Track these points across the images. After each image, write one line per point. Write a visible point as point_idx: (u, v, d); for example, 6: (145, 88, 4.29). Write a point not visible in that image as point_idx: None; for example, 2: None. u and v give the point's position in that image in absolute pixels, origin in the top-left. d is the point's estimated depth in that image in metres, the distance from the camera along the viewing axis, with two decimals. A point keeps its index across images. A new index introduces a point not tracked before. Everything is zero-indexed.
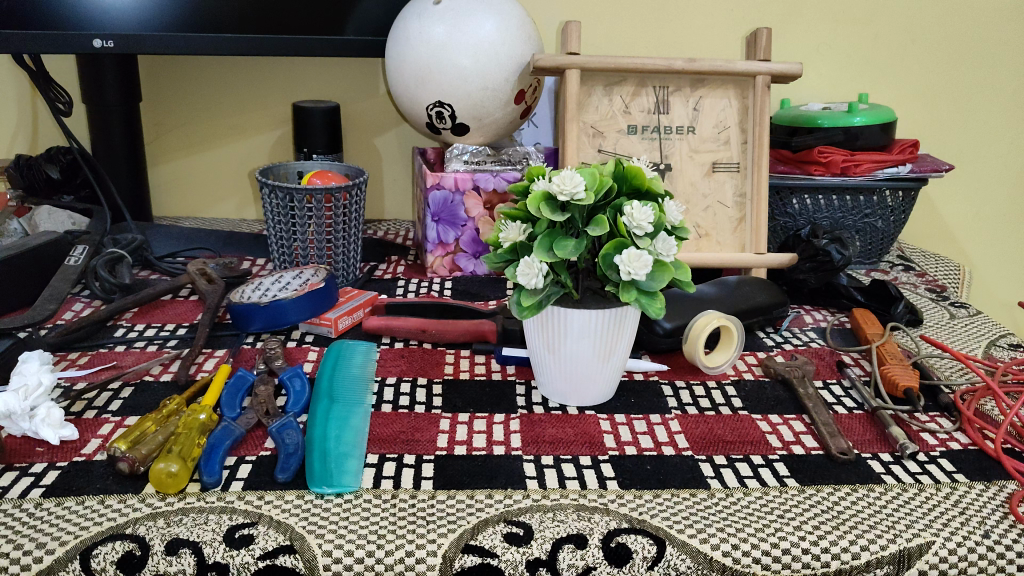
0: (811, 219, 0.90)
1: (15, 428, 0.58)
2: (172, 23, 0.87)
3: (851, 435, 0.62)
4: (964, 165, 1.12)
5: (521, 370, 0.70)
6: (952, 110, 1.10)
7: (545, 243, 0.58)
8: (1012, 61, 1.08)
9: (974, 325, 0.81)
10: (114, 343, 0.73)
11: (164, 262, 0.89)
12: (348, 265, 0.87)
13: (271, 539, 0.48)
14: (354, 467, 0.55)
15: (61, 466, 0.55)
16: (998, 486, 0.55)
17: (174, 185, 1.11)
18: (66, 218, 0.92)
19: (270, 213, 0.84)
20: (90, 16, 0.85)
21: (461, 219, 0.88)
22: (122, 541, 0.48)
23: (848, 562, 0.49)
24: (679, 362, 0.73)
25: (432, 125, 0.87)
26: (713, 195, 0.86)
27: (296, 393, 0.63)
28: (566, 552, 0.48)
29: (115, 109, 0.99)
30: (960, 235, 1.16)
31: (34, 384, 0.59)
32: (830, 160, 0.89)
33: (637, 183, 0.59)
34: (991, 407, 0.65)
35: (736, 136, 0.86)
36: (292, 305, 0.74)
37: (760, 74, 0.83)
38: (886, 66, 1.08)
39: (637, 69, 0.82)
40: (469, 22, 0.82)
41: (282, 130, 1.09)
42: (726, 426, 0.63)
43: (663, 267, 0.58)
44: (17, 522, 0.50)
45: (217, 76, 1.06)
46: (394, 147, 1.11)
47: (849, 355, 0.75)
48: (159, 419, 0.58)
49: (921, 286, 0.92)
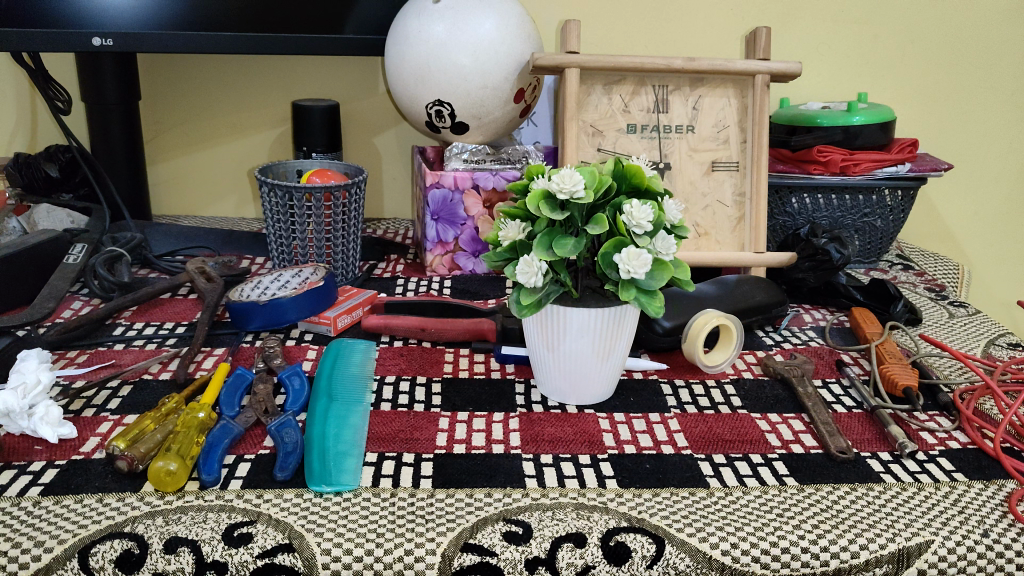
0: (811, 219, 0.90)
1: (13, 426, 0.58)
2: (172, 22, 0.87)
3: (850, 434, 0.62)
4: (963, 164, 1.12)
5: (520, 368, 0.70)
6: (951, 109, 1.10)
7: (545, 242, 0.58)
8: (1011, 60, 1.08)
9: (973, 324, 0.81)
10: (113, 341, 0.73)
11: (163, 261, 0.89)
12: (347, 263, 0.87)
13: (270, 537, 0.48)
14: (353, 465, 0.55)
15: (60, 464, 0.55)
16: (997, 485, 0.55)
17: (173, 183, 1.11)
18: (65, 217, 0.92)
19: (269, 211, 0.84)
20: (90, 15, 0.85)
21: (460, 218, 0.88)
22: (121, 539, 0.48)
23: (847, 560, 0.49)
24: (678, 361, 0.73)
25: (432, 123, 0.87)
26: (713, 194, 0.86)
27: (295, 391, 0.63)
28: (566, 551, 0.48)
29: (115, 108, 0.99)
30: (959, 234, 1.16)
31: (33, 382, 0.59)
32: (830, 159, 0.89)
33: (637, 182, 0.59)
34: (990, 406, 0.65)
35: (735, 136, 0.86)
36: (291, 303, 0.74)
37: (759, 73, 0.83)
38: (885, 65, 1.08)
39: (636, 68, 0.82)
40: (469, 20, 0.81)
41: (281, 128, 1.09)
42: (725, 425, 0.63)
43: (663, 265, 0.58)
44: (16, 520, 0.49)
45: (217, 74, 1.05)
46: (394, 146, 1.11)
47: (849, 354, 0.75)
48: (158, 417, 0.57)
49: (920, 285, 0.92)
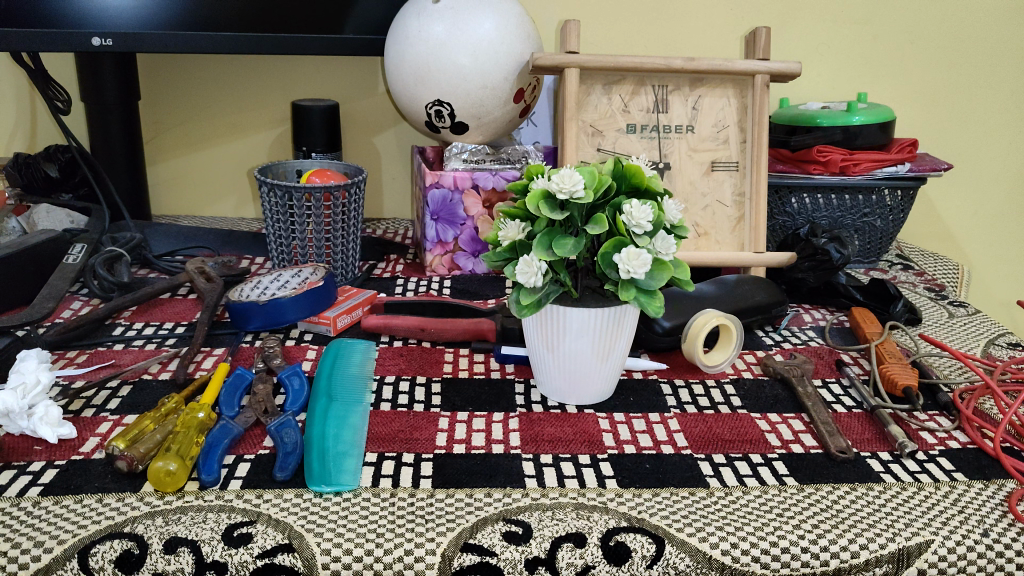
0: (810, 218, 0.90)
1: (12, 426, 0.58)
2: (171, 22, 0.87)
3: (850, 434, 0.62)
4: (963, 164, 1.12)
5: (520, 368, 0.70)
6: (951, 108, 1.10)
7: (544, 242, 0.58)
8: (1011, 60, 1.08)
9: (973, 324, 0.81)
10: (113, 341, 0.73)
11: (162, 260, 0.89)
12: (347, 263, 0.87)
13: (270, 537, 0.48)
14: (353, 465, 0.55)
15: (60, 465, 0.55)
16: (997, 485, 0.55)
17: (173, 184, 1.11)
18: (65, 217, 0.92)
19: (269, 211, 0.84)
20: (90, 15, 0.85)
21: (460, 218, 0.88)
22: (121, 540, 0.48)
23: (847, 560, 0.49)
24: (678, 361, 0.73)
25: (432, 123, 0.87)
26: (713, 194, 0.86)
27: (295, 392, 0.63)
28: (566, 550, 0.48)
29: (115, 108, 0.99)
30: (959, 234, 1.16)
31: (33, 381, 0.59)
32: (830, 159, 0.89)
33: (637, 182, 0.59)
34: (990, 406, 0.65)
35: (735, 136, 0.86)
36: (291, 303, 0.74)
37: (759, 73, 0.83)
38: (884, 65, 1.08)
39: (636, 68, 0.82)
40: (469, 20, 0.81)
41: (281, 128, 1.09)
42: (725, 425, 0.63)
43: (662, 265, 0.58)
44: (15, 520, 0.49)
45: (217, 74, 1.05)
46: (393, 146, 1.11)
47: (848, 354, 0.75)
48: (157, 418, 0.57)
49: (920, 285, 0.92)
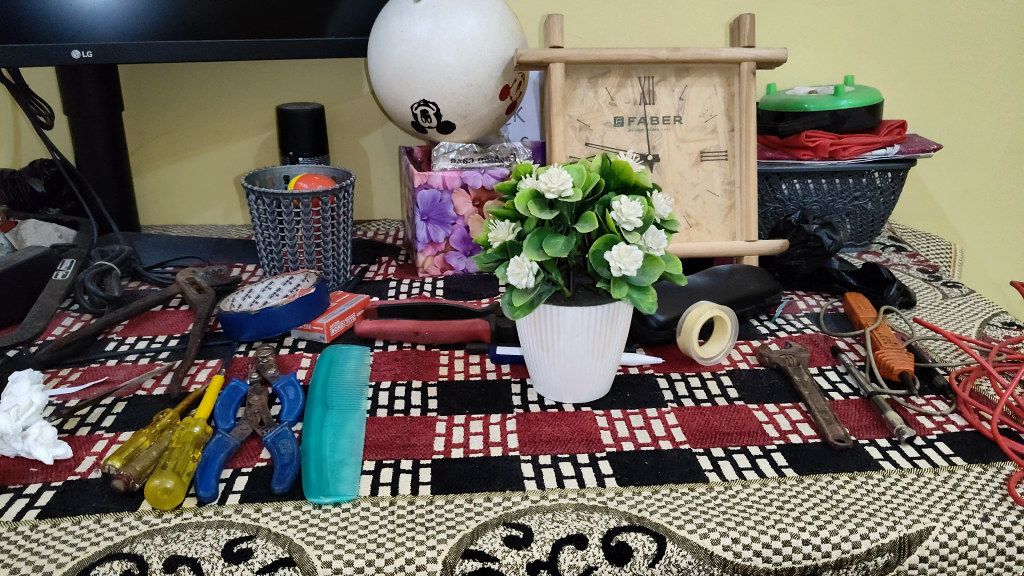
0: (801, 204, 0.90)
1: (8, 449, 0.57)
2: (150, 30, 0.86)
3: (848, 422, 0.62)
4: (952, 143, 1.12)
5: (516, 368, 0.70)
6: (938, 89, 1.10)
7: (534, 242, 0.57)
8: (997, 37, 1.07)
9: (967, 305, 0.81)
10: (106, 357, 0.73)
11: (153, 272, 0.89)
12: (338, 268, 0.87)
13: (270, 552, 0.48)
14: (351, 475, 0.55)
15: (56, 486, 0.55)
16: (996, 468, 0.56)
17: (161, 193, 1.11)
18: (53, 232, 0.91)
19: (258, 220, 0.83)
20: (68, 28, 0.84)
21: (450, 218, 0.87)
22: (120, 560, 0.48)
23: (848, 550, 0.49)
24: (674, 354, 0.73)
25: (418, 124, 0.86)
26: (702, 184, 0.85)
27: (289, 402, 0.62)
28: (566, 553, 0.48)
29: (98, 120, 0.98)
30: (950, 213, 1.16)
31: (26, 403, 0.58)
32: (818, 144, 0.88)
33: (625, 178, 0.59)
34: (986, 387, 0.65)
35: (722, 124, 0.85)
36: (283, 312, 0.73)
37: (745, 60, 0.83)
38: (870, 48, 1.07)
39: (621, 60, 0.82)
40: (450, 18, 0.81)
41: (267, 133, 1.08)
42: (722, 417, 0.63)
43: (653, 260, 0.58)
44: (14, 544, 0.49)
45: (201, 81, 1.05)
46: (381, 146, 1.10)
47: (844, 340, 0.75)
48: (152, 433, 0.57)
49: (913, 267, 0.92)
